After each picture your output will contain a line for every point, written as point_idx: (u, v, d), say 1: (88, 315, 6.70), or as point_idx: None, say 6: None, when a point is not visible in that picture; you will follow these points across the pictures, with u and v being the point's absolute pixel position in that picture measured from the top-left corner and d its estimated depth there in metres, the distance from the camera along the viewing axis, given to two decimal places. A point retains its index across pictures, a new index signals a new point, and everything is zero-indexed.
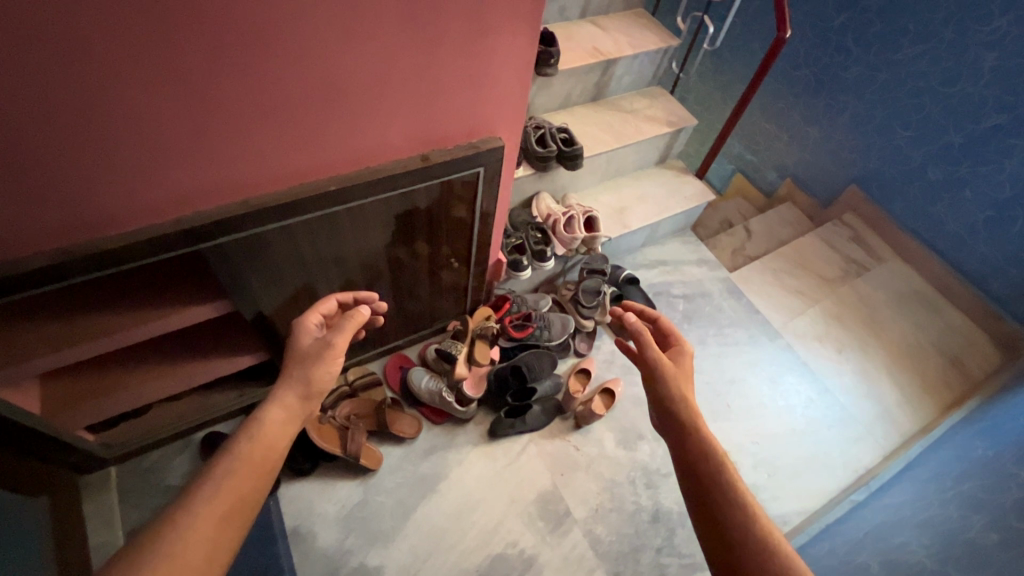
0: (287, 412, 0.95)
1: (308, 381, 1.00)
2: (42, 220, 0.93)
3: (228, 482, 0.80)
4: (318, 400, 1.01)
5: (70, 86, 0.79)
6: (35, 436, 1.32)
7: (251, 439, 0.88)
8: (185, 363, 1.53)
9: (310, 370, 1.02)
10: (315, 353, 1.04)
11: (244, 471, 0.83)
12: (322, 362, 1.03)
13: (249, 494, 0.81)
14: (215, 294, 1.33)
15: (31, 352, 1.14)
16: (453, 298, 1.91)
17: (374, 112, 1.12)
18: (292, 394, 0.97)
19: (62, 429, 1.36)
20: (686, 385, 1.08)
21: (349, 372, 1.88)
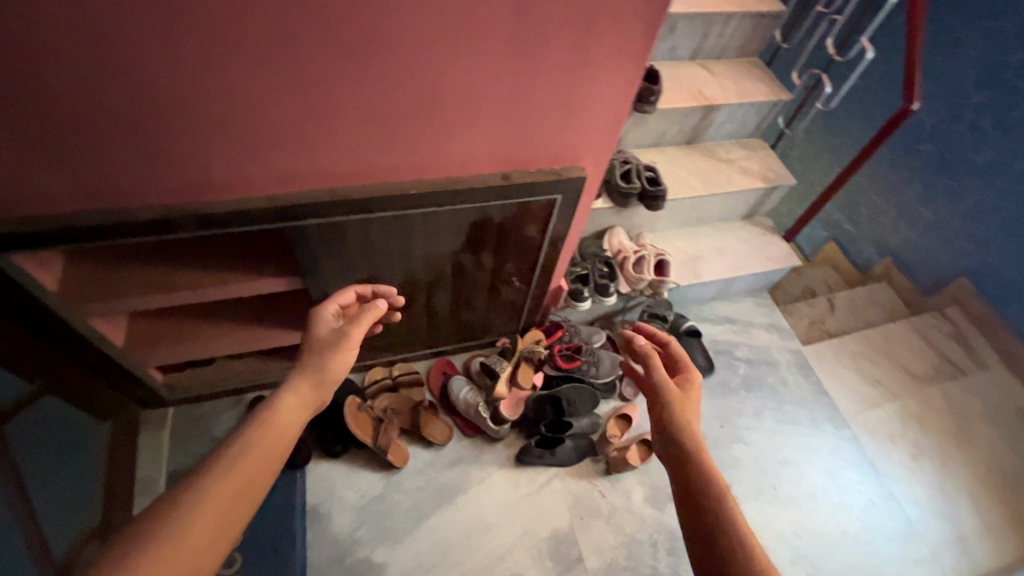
0: (300, 399, 0.98)
1: (322, 373, 1.04)
2: (155, 176, 1.03)
3: (243, 460, 0.82)
4: (331, 388, 1.04)
5: (198, 63, 0.88)
6: (112, 366, 1.47)
7: (266, 424, 0.89)
8: (250, 326, 1.63)
9: (326, 359, 1.07)
10: (332, 342, 1.10)
11: (256, 454, 0.84)
12: (340, 351, 1.09)
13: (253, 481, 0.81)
14: (288, 269, 1.41)
15: (122, 292, 1.28)
16: (507, 315, 1.91)
17: (464, 126, 1.15)
18: (306, 384, 1.00)
19: (133, 362, 1.50)
20: (692, 413, 1.02)
21: (396, 366, 1.95)
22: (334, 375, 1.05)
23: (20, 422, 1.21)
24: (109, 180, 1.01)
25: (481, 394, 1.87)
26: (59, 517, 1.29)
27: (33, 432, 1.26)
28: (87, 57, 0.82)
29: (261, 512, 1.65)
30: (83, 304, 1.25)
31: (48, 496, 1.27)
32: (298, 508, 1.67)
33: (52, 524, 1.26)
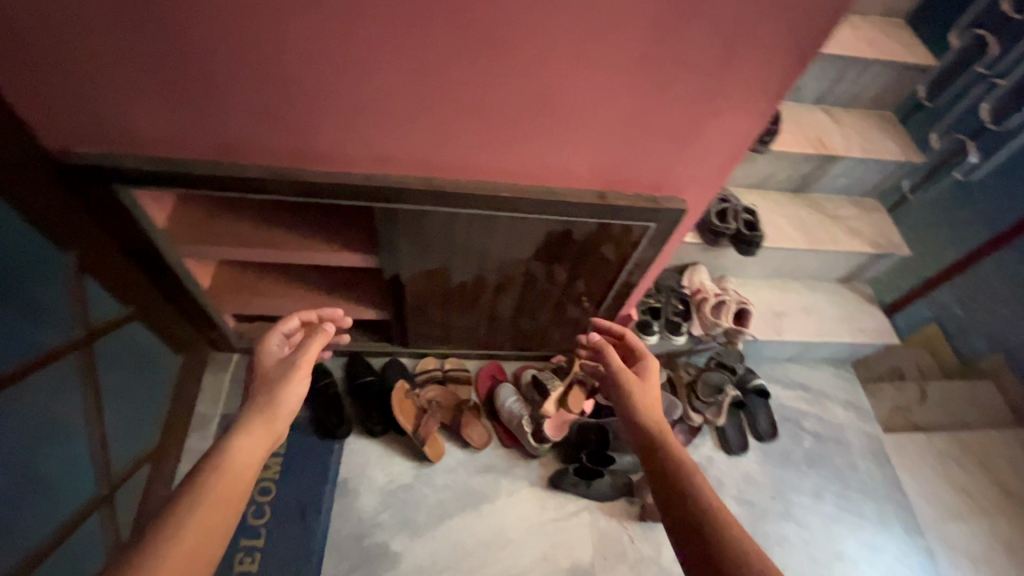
0: (256, 442, 1.02)
1: (273, 408, 1.10)
2: (268, 139, 1.07)
3: (200, 511, 0.87)
4: (285, 418, 1.10)
5: (329, 38, 0.90)
6: (195, 304, 1.56)
7: (225, 475, 0.93)
8: (322, 293, 1.68)
9: (276, 391, 1.12)
10: (280, 373, 1.15)
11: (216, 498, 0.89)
12: (292, 379, 1.15)
13: (207, 540, 0.85)
14: (368, 246, 1.44)
15: (217, 241, 1.35)
16: (569, 333, 1.86)
17: (570, 137, 1.11)
18: (262, 424, 1.05)
19: (214, 305, 1.59)
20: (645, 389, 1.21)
21: (448, 361, 1.96)
22: (287, 406, 1.11)
23: (107, 340, 1.30)
24: (227, 134, 1.06)
25: (527, 407, 1.83)
26: (123, 435, 1.38)
27: (117, 353, 1.35)
28: (232, 19, 0.86)
29: (296, 473, 1.70)
30: (182, 244, 1.34)
31: (116, 414, 1.36)
32: (330, 478, 1.70)
33: (115, 440, 1.35)
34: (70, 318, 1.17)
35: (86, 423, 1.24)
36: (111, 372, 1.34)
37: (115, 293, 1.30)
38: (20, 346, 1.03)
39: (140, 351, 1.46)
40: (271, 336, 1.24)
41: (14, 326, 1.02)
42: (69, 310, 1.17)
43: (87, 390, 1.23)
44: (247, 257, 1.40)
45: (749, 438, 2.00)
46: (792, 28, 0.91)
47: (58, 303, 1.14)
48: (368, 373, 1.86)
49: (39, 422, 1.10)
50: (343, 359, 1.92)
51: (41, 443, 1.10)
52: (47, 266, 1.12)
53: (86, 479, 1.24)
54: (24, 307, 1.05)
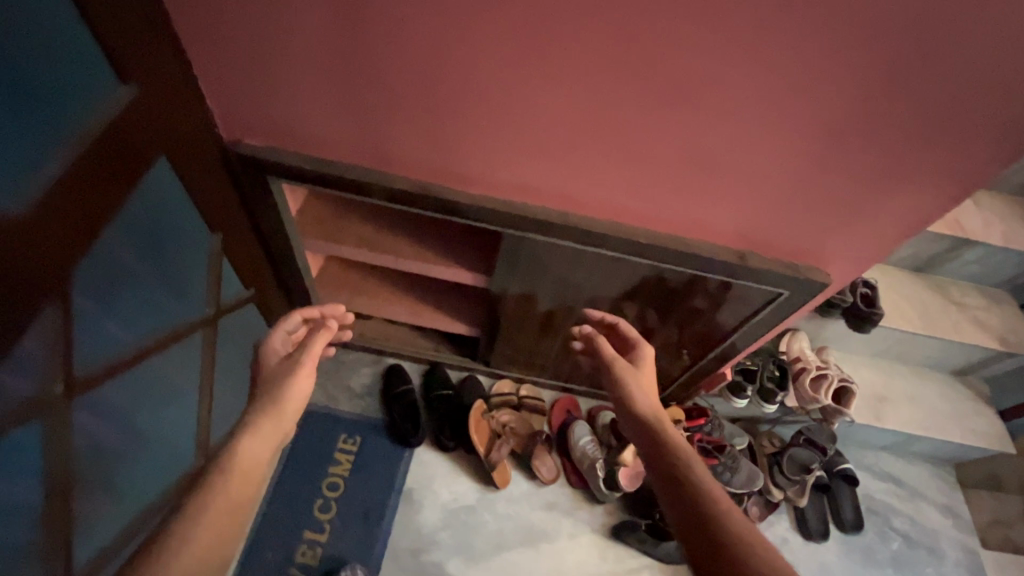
0: (265, 438, 1.01)
1: (280, 403, 1.08)
2: (422, 154, 1.10)
3: (215, 504, 0.88)
4: (292, 412, 1.08)
5: (513, 69, 0.91)
6: (300, 296, 1.61)
7: (239, 471, 0.93)
8: (417, 300, 1.71)
9: (283, 389, 1.10)
10: (288, 370, 1.13)
11: (223, 498, 0.89)
12: (298, 376, 1.13)
13: (226, 531, 0.86)
14: (480, 267, 1.44)
15: (338, 239, 1.40)
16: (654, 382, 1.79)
17: (722, 192, 1.07)
18: (269, 421, 1.03)
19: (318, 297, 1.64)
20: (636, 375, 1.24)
21: (523, 387, 1.92)
22: (295, 400, 1.10)
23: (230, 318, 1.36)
24: (382, 145, 1.09)
25: (602, 450, 1.78)
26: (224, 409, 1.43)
27: (233, 332, 1.41)
28: (427, 41, 0.89)
29: (364, 473, 1.71)
30: (308, 238, 1.39)
31: (224, 388, 1.42)
32: (396, 489, 1.69)
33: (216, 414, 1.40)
34: (206, 297, 1.23)
35: (201, 394, 1.30)
36: (229, 350, 1.40)
37: (243, 276, 1.36)
38: (162, 319, 1.09)
39: (249, 332, 1.52)
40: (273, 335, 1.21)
41: (161, 303, 1.08)
42: (207, 289, 1.23)
43: (206, 360, 1.29)
44: (363, 259, 1.45)
45: (831, 527, 1.85)
46: (1005, 118, 0.85)
47: (201, 282, 1.20)
48: (444, 387, 1.85)
49: (163, 388, 1.16)
50: (422, 367, 1.93)
51: (162, 406, 1.17)
52: (201, 248, 1.17)
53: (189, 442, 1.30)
54: (173, 283, 1.11)
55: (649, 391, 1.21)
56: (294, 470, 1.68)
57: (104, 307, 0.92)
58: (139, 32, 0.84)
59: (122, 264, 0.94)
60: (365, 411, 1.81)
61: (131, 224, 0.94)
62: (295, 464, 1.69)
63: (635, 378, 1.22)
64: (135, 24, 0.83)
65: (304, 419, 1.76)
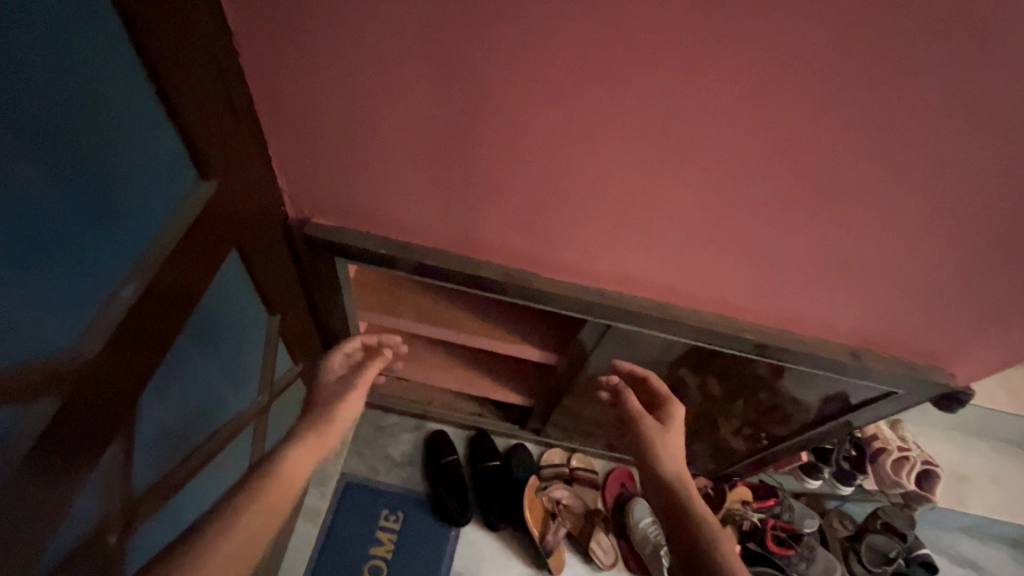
0: (308, 451, 1.00)
1: (330, 419, 1.07)
2: (510, 240, 1.00)
3: (256, 509, 0.84)
4: (342, 430, 1.06)
5: (630, 163, 0.82)
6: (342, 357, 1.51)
7: (280, 480, 0.90)
8: (470, 367, 1.61)
9: (335, 405, 1.10)
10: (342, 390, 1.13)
11: (260, 508, 0.84)
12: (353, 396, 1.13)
13: (259, 538, 0.82)
14: (551, 344, 1.35)
15: (396, 312, 1.32)
16: (720, 458, 1.68)
17: (842, 290, 0.97)
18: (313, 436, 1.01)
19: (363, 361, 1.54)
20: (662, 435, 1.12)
21: (574, 458, 1.79)
22: (342, 423, 1.09)
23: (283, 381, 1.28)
24: (466, 230, 1.00)
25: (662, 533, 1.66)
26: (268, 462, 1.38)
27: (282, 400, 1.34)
28: (539, 133, 0.80)
29: (409, 553, 1.59)
30: (367, 311, 1.31)
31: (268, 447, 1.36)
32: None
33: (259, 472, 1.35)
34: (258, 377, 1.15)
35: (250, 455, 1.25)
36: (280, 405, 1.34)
37: (294, 352, 1.26)
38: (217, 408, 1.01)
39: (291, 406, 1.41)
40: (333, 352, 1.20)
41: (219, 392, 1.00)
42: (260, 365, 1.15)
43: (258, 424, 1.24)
44: (422, 332, 1.35)
45: None
46: None
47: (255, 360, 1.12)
48: (491, 458, 1.72)
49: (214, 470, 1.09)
50: (467, 433, 1.81)
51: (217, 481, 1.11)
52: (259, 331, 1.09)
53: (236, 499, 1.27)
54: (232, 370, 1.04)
55: (674, 456, 1.09)
56: (331, 554, 1.56)
57: (165, 407, 0.81)
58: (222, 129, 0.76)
59: (194, 366, 0.87)
60: (406, 484, 1.69)
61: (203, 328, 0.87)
62: (334, 546, 1.57)
63: (663, 441, 1.11)
64: (221, 118, 0.75)
65: (343, 494, 1.65)
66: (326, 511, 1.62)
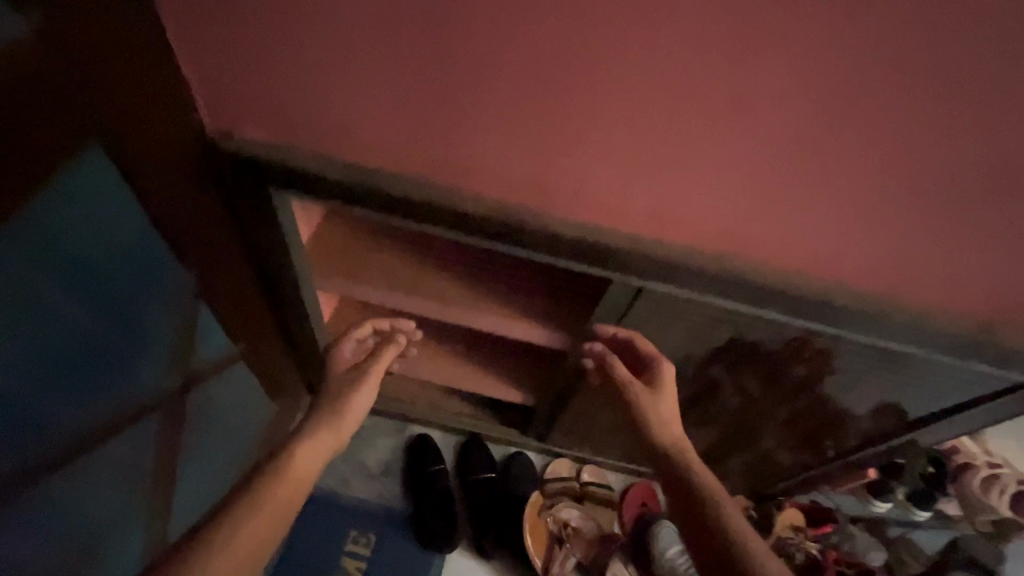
0: (316, 446, 0.86)
1: (339, 415, 0.92)
2: (508, 159, 0.70)
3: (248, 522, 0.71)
4: (354, 425, 0.93)
5: (704, 16, 0.51)
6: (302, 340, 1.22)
7: (284, 477, 0.78)
8: (459, 358, 1.32)
9: (343, 398, 0.95)
10: (354, 381, 0.98)
11: (255, 522, 0.71)
12: (365, 388, 0.98)
13: (268, 536, 0.71)
14: (561, 322, 1.06)
15: (365, 281, 1.04)
16: (764, 472, 1.39)
17: (997, 236, 0.66)
18: (325, 430, 0.88)
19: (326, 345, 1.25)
20: (655, 403, 0.92)
21: (586, 470, 1.48)
22: (354, 415, 0.94)
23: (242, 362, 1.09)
24: (449, 145, 0.70)
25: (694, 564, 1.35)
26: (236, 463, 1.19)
27: (248, 381, 1.14)
28: None
29: None
30: (326, 277, 1.03)
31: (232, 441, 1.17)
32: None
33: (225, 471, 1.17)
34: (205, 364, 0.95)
35: (206, 444, 1.07)
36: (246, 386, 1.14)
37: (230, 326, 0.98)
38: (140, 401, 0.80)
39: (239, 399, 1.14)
40: (344, 338, 1.04)
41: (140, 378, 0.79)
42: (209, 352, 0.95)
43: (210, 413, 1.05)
44: (399, 306, 1.07)
45: None
46: None
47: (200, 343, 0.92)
48: (486, 470, 1.42)
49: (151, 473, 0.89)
50: (458, 439, 1.50)
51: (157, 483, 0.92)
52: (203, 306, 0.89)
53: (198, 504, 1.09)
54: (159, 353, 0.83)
55: (669, 422, 0.91)
56: None
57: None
58: (102, 24, 0.55)
59: (87, 336, 0.67)
60: (381, 499, 1.40)
61: (99, 287, 0.67)
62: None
63: (654, 408, 0.92)
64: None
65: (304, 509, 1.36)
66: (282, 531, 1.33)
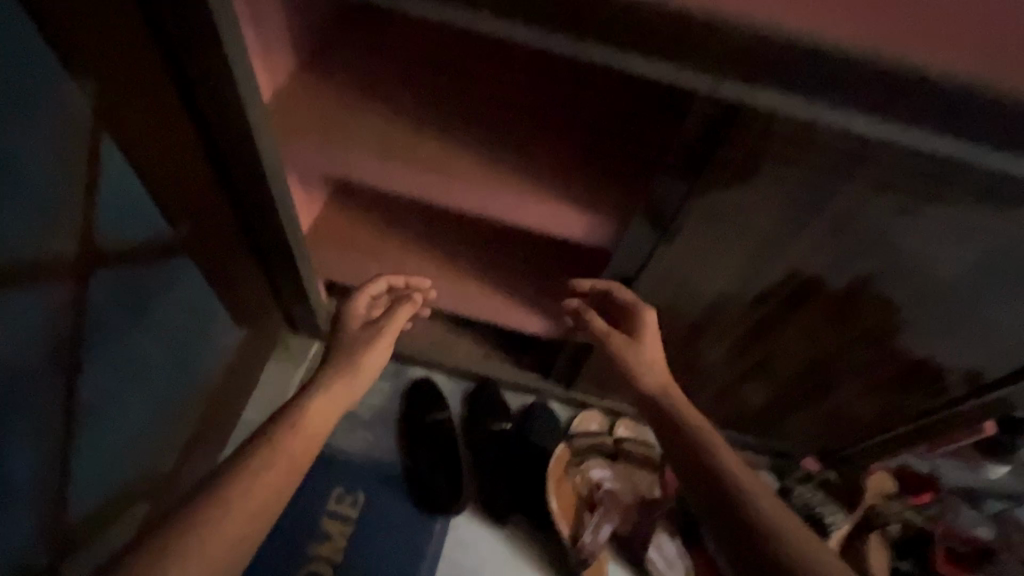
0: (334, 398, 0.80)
1: (355, 360, 0.86)
2: None
3: (271, 467, 0.66)
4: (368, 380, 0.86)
5: None
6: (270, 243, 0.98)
7: (294, 430, 0.71)
8: (468, 276, 1.07)
9: (357, 354, 0.87)
10: (364, 338, 0.89)
11: (276, 472, 0.66)
12: (379, 347, 0.89)
13: (280, 485, 0.65)
14: (602, 204, 0.79)
15: (344, 148, 0.79)
16: (844, 427, 1.12)
17: None
18: (340, 380, 0.81)
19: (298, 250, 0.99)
20: (631, 350, 0.89)
21: (620, 424, 1.23)
22: (368, 371, 0.86)
23: (192, 273, 0.86)
24: None
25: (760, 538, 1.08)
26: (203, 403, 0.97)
27: (202, 304, 0.91)
28: None
29: (372, 553, 1.05)
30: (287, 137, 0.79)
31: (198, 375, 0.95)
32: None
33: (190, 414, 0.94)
34: (144, 282, 0.76)
35: (148, 381, 0.83)
36: (202, 309, 0.92)
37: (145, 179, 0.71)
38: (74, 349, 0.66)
39: (187, 313, 0.87)
40: (359, 292, 0.95)
41: (53, 305, 0.60)
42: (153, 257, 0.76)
43: (160, 337, 0.83)
44: (391, 184, 0.82)
45: None
46: None
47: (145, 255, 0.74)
48: (498, 418, 1.17)
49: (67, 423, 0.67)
50: (465, 384, 1.25)
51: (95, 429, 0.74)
52: (137, 198, 0.71)
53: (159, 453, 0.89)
54: (55, 234, 0.59)
55: (649, 367, 0.87)
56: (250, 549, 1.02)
57: None
58: None
59: None
60: (371, 451, 1.14)
61: None
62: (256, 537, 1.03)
63: (635, 353, 0.89)
64: None
65: None
66: None
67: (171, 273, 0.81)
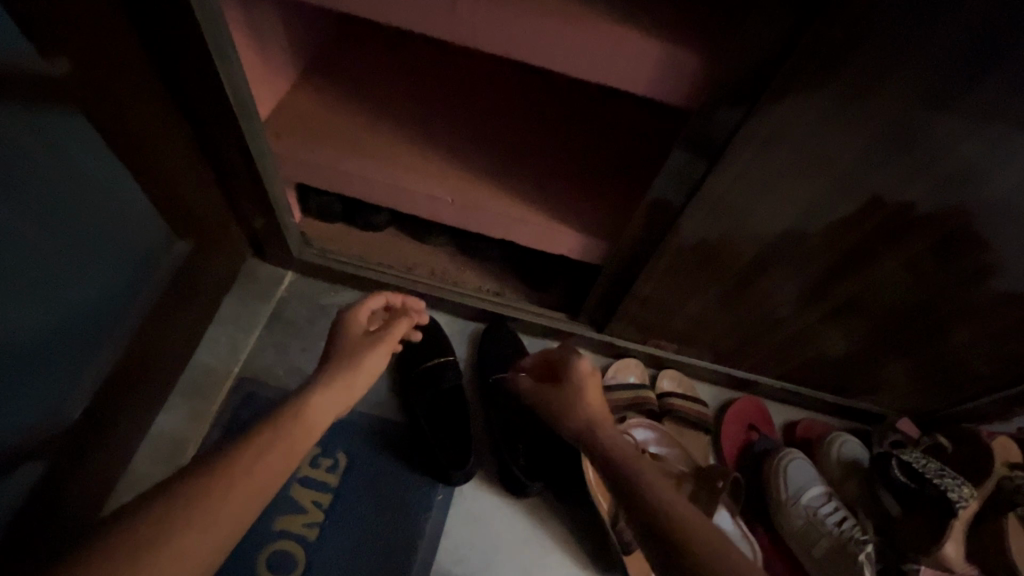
0: (325, 407, 0.56)
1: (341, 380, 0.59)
2: None
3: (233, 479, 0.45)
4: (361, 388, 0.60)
5: None
6: (214, 117, 0.72)
7: (294, 426, 0.51)
8: (480, 176, 0.81)
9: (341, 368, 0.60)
10: (353, 350, 0.63)
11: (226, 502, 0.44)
12: (372, 360, 0.63)
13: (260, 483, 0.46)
14: (671, 51, 0.57)
15: None
16: (952, 380, 0.88)
17: None
18: (336, 387, 0.57)
19: (252, 128, 0.74)
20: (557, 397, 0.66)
21: (667, 378, 1.00)
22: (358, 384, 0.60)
23: (90, 138, 0.61)
24: None
25: (858, 520, 0.82)
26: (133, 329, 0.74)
27: (118, 189, 0.68)
28: None
29: (357, 528, 0.83)
30: None
31: (116, 288, 0.72)
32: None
33: (107, 341, 0.71)
34: (4, 136, 0.52)
35: (41, 288, 0.62)
36: (115, 195, 0.68)
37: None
38: None
39: (94, 196, 0.66)
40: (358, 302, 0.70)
41: None
42: (17, 98, 0.52)
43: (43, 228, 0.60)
44: (380, 13, 0.58)
45: None
46: None
47: (5, 95, 0.50)
48: (516, 367, 0.93)
49: None
50: (474, 326, 1.01)
51: None
52: None
53: (57, 389, 0.66)
54: None
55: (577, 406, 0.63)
56: None
57: None
58: None
59: None
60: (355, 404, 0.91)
61: None
62: None
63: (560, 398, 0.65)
64: None
65: (234, 412, 0.88)
66: (194, 444, 0.85)
67: (40, 120, 0.55)
